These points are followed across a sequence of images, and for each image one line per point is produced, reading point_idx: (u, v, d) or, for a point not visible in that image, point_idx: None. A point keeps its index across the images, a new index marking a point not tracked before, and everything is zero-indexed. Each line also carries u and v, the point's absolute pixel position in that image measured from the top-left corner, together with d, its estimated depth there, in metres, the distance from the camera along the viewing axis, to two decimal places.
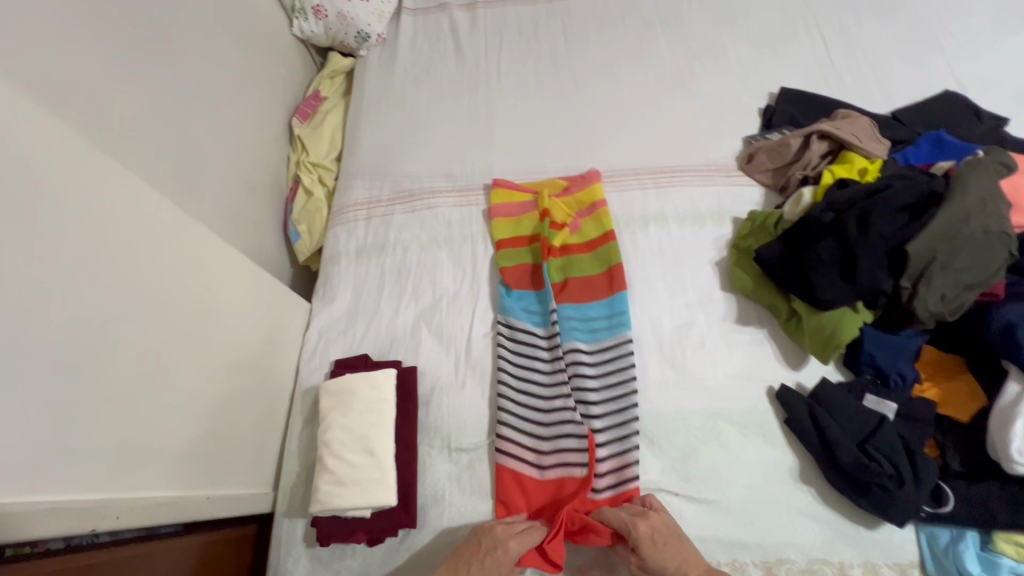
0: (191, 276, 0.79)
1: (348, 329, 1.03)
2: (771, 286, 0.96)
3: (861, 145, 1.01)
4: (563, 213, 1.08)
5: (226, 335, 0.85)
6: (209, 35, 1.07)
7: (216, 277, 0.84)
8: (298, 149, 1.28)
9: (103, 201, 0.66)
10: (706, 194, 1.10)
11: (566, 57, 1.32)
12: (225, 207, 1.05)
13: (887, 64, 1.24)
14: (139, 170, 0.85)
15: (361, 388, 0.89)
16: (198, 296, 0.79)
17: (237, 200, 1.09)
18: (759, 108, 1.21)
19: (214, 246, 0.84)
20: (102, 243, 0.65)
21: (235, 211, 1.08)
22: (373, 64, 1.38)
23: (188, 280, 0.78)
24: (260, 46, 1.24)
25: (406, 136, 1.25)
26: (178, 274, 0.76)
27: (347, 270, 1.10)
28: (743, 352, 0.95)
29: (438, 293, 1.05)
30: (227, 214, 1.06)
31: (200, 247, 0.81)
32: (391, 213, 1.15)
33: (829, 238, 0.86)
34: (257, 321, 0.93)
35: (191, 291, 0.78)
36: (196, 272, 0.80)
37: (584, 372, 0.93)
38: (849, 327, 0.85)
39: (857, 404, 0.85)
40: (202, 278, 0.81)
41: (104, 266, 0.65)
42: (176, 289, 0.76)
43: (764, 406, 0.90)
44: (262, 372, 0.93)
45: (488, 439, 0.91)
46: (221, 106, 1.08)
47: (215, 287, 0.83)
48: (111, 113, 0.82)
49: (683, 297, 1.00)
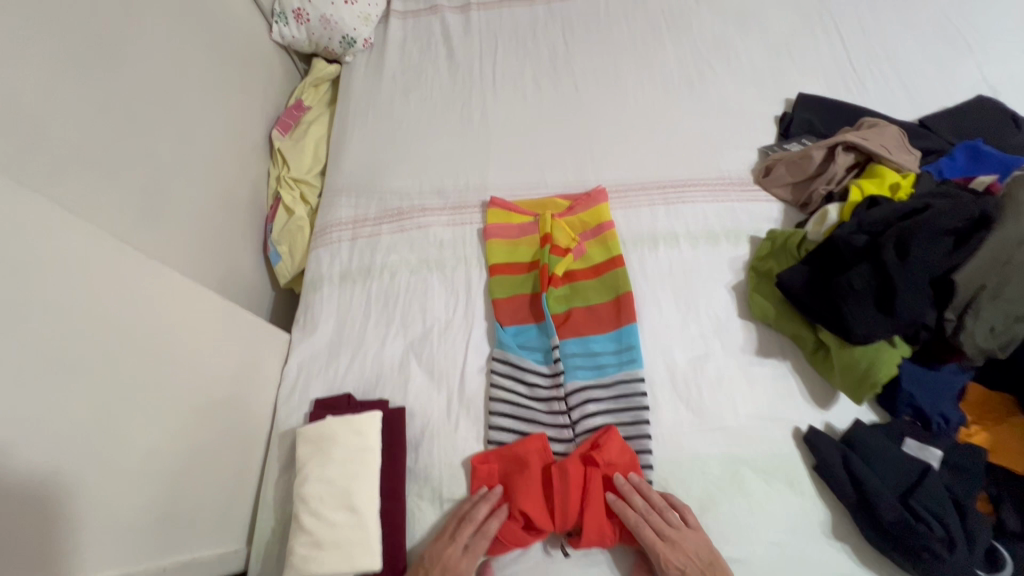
0: (146, 318, 0.70)
1: (330, 363, 0.94)
2: (795, 315, 0.87)
3: (891, 157, 0.92)
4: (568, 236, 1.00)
5: (193, 379, 0.77)
6: (177, 46, 0.99)
7: (178, 317, 0.75)
8: (280, 164, 1.19)
9: (28, 244, 0.57)
10: (720, 211, 1.02)
11: (566, 61, 1.23)
12: (196, 232, 0.97)
13: (912, 66, 1.15)
14: (88, 196, 0.76)
15: (342, 434, 0.80)
16: (156, 341, 0.71)
17: (210, 222, 1.01)
18: (775, 116, 1.12)
19: (175, 283, 0.76)
20: (28, 294, 0.56)
21: (208, 235, 1.00)
22: (359, 72, 1.29)
23: (142, 324, 0.70)
24: (236, 55, 1.15)
25: (395, 149, 1.16)
26: (131, 318, 0.68)
27: (329, 297, 1.01)
28: (765, 388, 0.86)
29: (428, 321, 0.96)
30: (199, 240, 0.97)
31: (155, 285, 0.73)
32: (378, 232, 1.06)
33: (862, 263, 0.77)
34: (226, 360, 0.84)
35: (147, 336, 0.70)
36: (147, 315, 0.71)
37: (590, 418, 0.84)
38: (886, 364, 0.76)
39: (896, 451, 0.76)
40: (159, 320, 0.72)
41: (31, 319, 0.56)
42: (129, 335, 0.67)
43: (790, 450, 0.81)
44: (234, 417, 0.84)
45: None
46: (192, 122, 0.99)
47: (178, 328, 0.75)
48: (58, 135, 0.73)
49: (697, 325, 0.92)
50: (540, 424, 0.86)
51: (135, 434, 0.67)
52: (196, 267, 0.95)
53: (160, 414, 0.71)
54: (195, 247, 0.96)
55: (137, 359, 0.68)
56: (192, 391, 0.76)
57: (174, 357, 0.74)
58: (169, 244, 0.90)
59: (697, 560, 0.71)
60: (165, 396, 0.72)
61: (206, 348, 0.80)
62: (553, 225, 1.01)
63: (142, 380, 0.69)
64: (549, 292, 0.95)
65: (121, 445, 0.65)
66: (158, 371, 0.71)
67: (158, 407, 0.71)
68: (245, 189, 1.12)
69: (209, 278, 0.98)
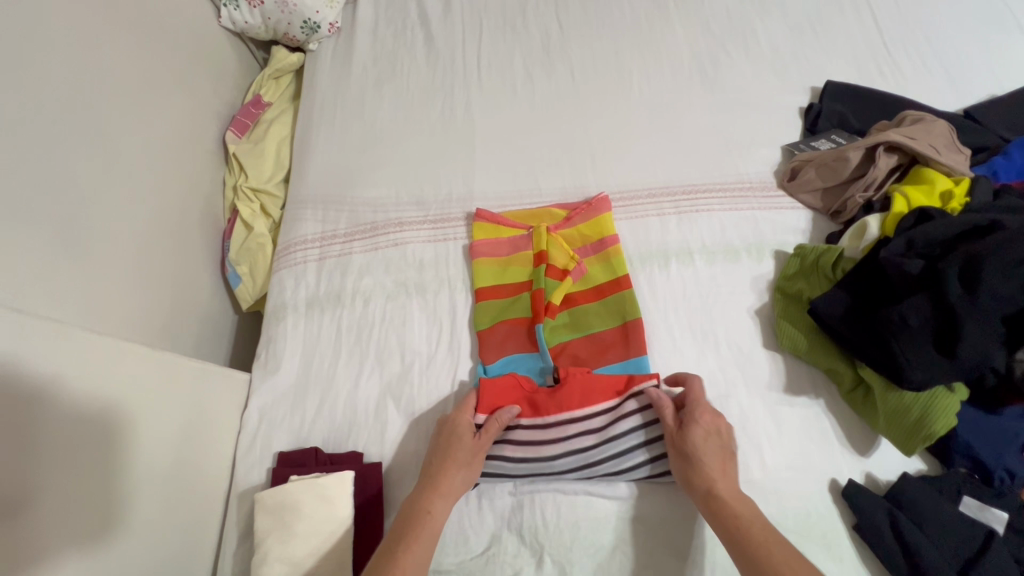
0: (39, 388, 0.59)
1: (297, 408, 0.82)
2: (831, 346, 0.76)
3: (941, 159, 0.79)
4: (565, 254, 0.88)
5: (116, 449, 0.66)
6: (96, 40, 0.83)
7: (86, 377, 0.64)
8: (236, 171, 1.05)
9: None
10: (740, 221, 0.89)
11: (560, 46, 1.08)
12: (135, 261, 0.83)
13: (952, 48, 1.01)
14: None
15: (309, 502, 0.70)
16: (58, 413, 0.60)
17: (153, 248, 0.87)
18: (800, 107, 0.99)
19: (75, 336, 0.64)
20: None
21: (150, 263, 0.86)
22: (326, 61, 1.13)
23: (34, 396, 0.58)
24: (175, 46, 0.99)
25: (367, 152, 1.02)
26: (14, 394, 0.56)
27: (295, 329, 0.88)
28: (794, 431, 0.75)
29: (408, 357, 0.84)
30: (139, 270, 0.83)
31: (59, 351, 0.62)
32: (349, 251, 0.93)
33: (918, 296, 0.65)
34: (169, 419, 0.72)
35: (47, 411, 0.59)
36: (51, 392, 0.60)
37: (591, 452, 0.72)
38: (943, 414, 0.65)
39: (953, 512, 0.65)
40: (57, 388, 0.61)
41: None
42: (19, 415, 0.56)
43: (827, 508, 0.70)
44: (179, 482, 0.73)
45: (474, 559, 0.72)
46: (122, 131, 0.85)
47: (86, 391, 0.64)
48: None
49: (716, 356, 0.80)
50: (534, 445, 0.73)
51: (40, 531, 0.56)
52: (138, 304, 0.82)
53: (70, 501, 0.60)
54: (133, 280, 0.82)
55: (39, 436, 0.58)
56: (117, 462, 0.65)
57: (88, 429, 0.63)
58: (100, 280, 0.76)
59: (716, 441, 0.66)
60: (73, 478, 0.61)
61: (133, 408, 0.68)
62: (549, 241, 0.88)
63: (41, 464, 0.58)
64: (545, 322, 0.82)
65: (20, 553, 0.54)
66: (63, 449, 0.60)
67: (66, 495, 0.60)
68: (197, 204, 0.98)
69: (154, 314, 0.85)
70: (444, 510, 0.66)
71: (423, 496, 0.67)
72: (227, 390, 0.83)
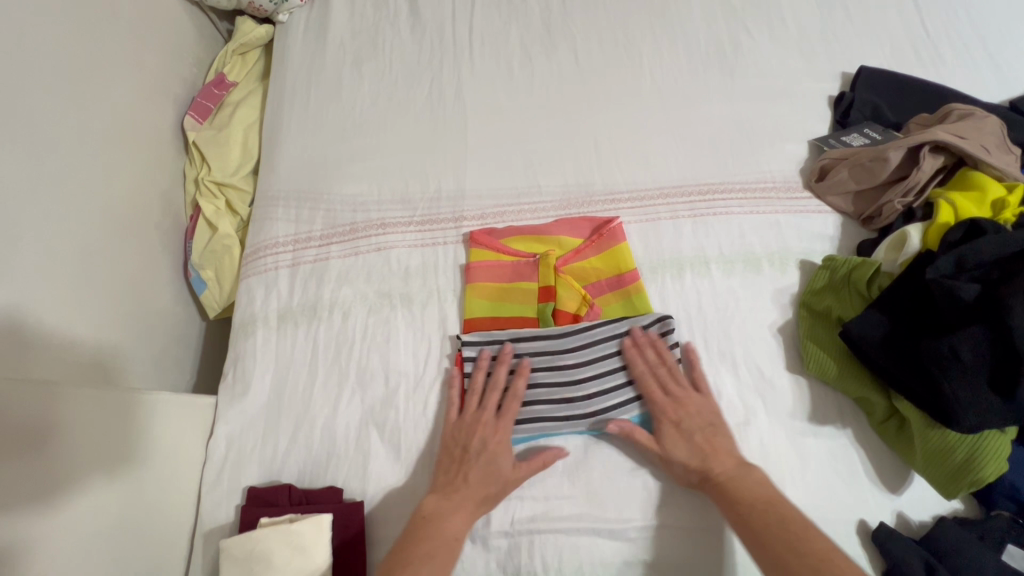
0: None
1: (269, 436, 0.74)
2: (865, 373, 0.68)
3: (993, 161, 0.70)
4: (578, 296, 0.76)
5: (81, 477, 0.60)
6: (17, 11, 0.70)
7: (29, 410, 0.57)
8: (198, 162, 0.93)
9: None
10: (762, 226, 0.80)
11: (563, 20, 0.96)
12: (78, 273, 0.72)
13: (996, 31, 0.92)
14: None
15: (281, 552, 0.62)
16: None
17: (101, 257, 0.76)
18: (829, 96, 0.89)
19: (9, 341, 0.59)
20: None
21: (97, 275, 0.75)
22: (297, 34, 1.00)
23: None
24: (119, 18, 0.86)
25: (346, 141, 0.90)
26: None
27: (266, 346, 0.79)
28: (818, 465, 0.68)
29: (392, 378, 0.75)
30: (85, 284, 0.73)
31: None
32: (326, 255, 0.83)
33: (972, 326, 0.58)
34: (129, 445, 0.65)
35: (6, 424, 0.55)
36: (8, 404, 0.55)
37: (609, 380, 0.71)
38: (993, 457, 0.58)
39: (997, 564, 0.59)
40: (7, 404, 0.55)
41: None
42: None
43: (856, 553, 0.64)
44: (137, 529, 0.65)
45: None
46: (56, 121, 0.72)
47: (33, 428, 0.57)
48: None
49: (734, 381, 0.72)
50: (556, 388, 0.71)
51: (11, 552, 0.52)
52: (85, 322, 0.72)
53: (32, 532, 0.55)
54: (77, 296, 0.72)
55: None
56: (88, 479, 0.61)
57: (36, 468, 0.56)
58: (38, 297, 0.66)
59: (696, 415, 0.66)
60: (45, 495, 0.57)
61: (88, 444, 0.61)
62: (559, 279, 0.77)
63: None
64: None
65: None
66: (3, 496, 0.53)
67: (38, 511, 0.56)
68: (153, 203, 0.87)
69: (106, 332, 0.75)
70: (461, 521, 0.62)
71: (438, 500, 0.64)
72: (192, 420, 0.74)
